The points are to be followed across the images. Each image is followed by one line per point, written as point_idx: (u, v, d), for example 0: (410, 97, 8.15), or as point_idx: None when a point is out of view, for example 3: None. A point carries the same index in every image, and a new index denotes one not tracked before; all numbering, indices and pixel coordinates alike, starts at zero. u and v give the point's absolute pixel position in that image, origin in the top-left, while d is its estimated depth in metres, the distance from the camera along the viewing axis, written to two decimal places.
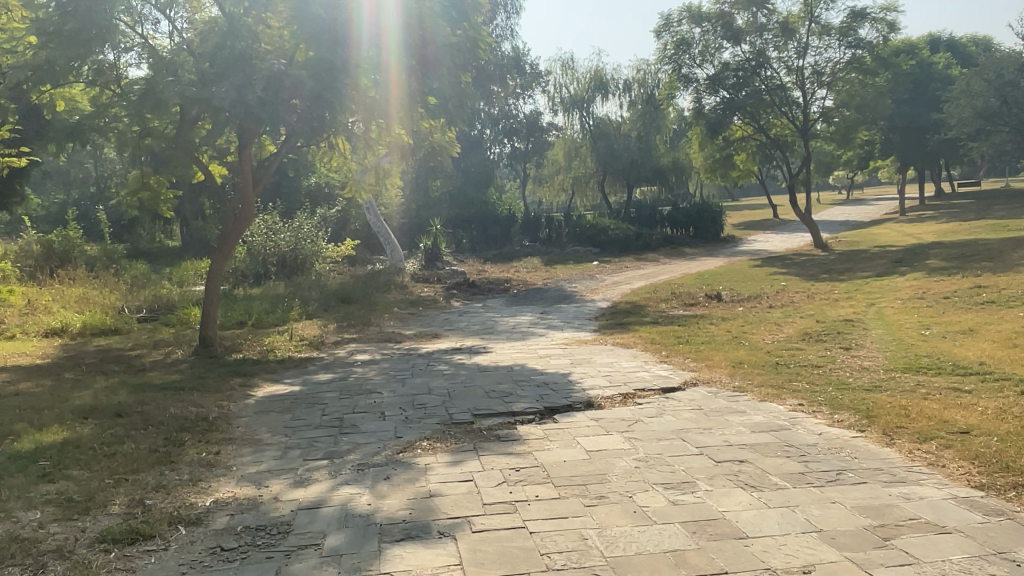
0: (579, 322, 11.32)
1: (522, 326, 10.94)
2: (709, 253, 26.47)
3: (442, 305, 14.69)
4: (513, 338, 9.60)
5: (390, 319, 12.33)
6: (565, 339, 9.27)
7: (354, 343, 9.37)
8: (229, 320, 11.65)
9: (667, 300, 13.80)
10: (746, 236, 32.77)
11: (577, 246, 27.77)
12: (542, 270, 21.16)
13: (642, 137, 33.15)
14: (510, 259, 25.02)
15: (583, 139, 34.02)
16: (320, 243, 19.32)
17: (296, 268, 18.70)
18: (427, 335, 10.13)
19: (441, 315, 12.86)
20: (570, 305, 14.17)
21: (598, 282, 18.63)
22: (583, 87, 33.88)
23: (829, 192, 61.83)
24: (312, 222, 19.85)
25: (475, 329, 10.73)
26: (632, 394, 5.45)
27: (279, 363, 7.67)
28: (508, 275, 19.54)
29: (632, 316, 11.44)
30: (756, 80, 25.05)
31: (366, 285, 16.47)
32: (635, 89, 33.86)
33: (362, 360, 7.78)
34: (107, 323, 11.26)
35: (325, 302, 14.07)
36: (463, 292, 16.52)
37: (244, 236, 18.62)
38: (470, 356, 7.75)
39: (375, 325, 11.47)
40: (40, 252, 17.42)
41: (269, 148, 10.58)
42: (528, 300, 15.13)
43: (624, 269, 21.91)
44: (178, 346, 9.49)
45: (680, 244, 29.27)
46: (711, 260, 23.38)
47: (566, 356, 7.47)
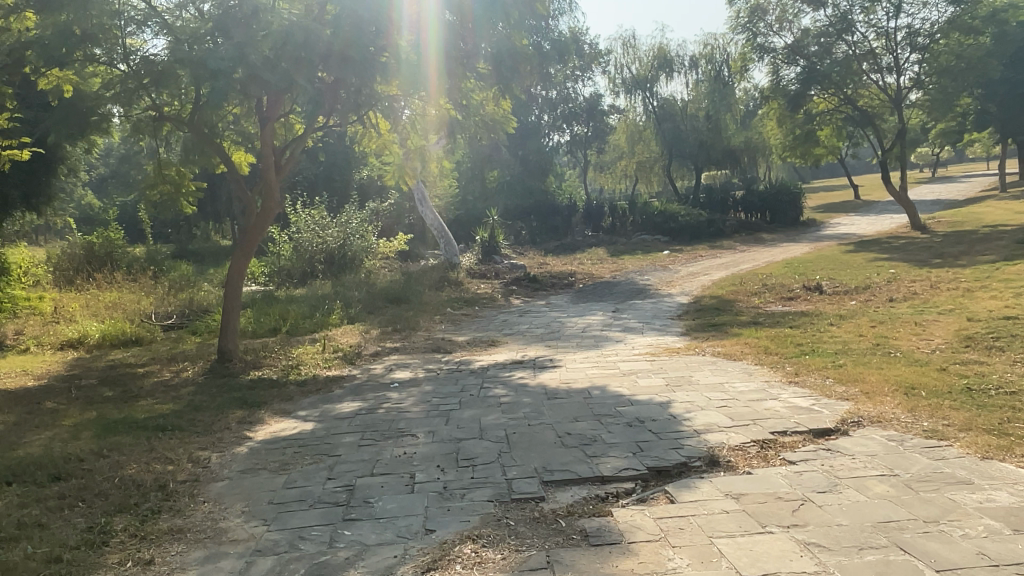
0: (661, 323, 9.60)
1: (595, 329, 9.29)
2: (790, 238, 24.25)
3: (500, 303, 13.14)
4: (585, 345, 7.97)
5: (442, 322, 10.84)
6: (649, 344, 7.59)
7: (396, 355, 7.88)
8: (262, 327, 10.35)
9: (758, 293, 11.93)
10: (828, 218, 30.22)
11: (643, 235, 25.89)
12: (608, 261, 19.43)
13: (711, 117, 30.95)
14: (572, 250, 23.35)
15: (646, 122, 32.01)
16: (369, 238, 18.03)
17: (345, 266, 17.46)
18: (483, 341, 8.59)
19: (499, 316, 11.32)
20: (645, 300, 12.42)
21: (672, 273, 16.79)
22: (646, 67, 31.18)
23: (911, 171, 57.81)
24: (361, 216, 18.58)
25: (538, 334, 9.13)
26: (772, 443, 3.75)
27: (300, 387, 6.21)
28: (572, 268, 17.87)
29: (724, 313, 9.65)
30: (841, 47, 22.58)
31: (417, 283, 15.06)
32: (702, 65, 31.22)
33: (402, 380, 6.27)
34: (127, 333, 10.09)
35: (370, 303, 12.66)
36: (522, 288, 14.94)
37: (291, 232, 17.46)
38: (534, 374, 6.15)
39: (423, 330, 10.01)
40: (82, 255, 16.61)
41: (298, 127, 9.21)
42: (595, 296, 13.43)
43: (699, 258, 19.98)
44: (194, 362, 8.23)
45: (756, 229, 27.02)
46: (796, 246, 21.22)
47: (660, 373, 5.79)
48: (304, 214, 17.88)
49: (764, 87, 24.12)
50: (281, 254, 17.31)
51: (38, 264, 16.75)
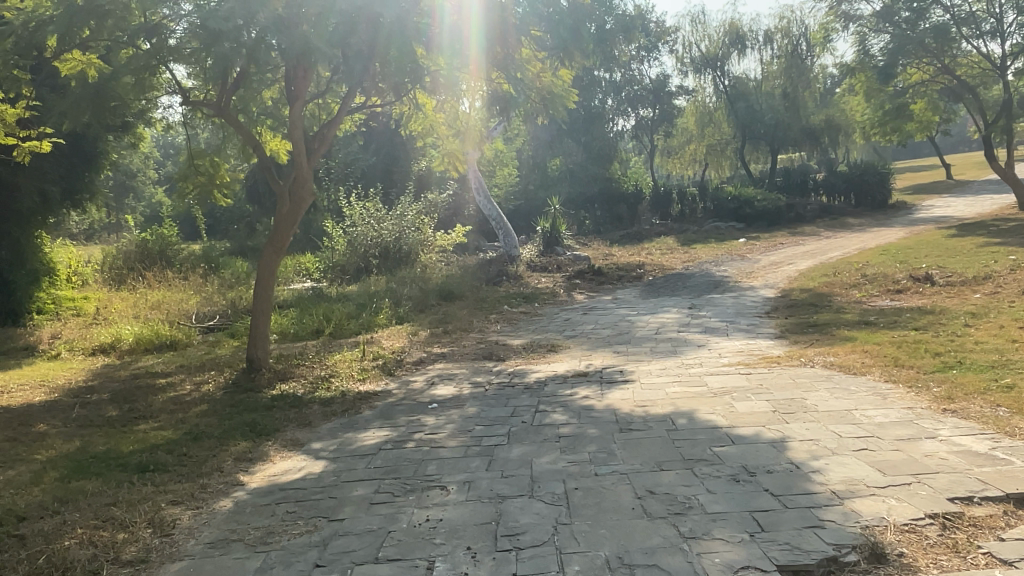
0: (747, 322, 8.31)
1: (672, 329, 8.09)
2: (880, 223, 22.27)
3: (562, 299, 12.04)
4: (663, 350, 6.77)
5: (498, 321, 9.82)
6: (740, 351, 6.34)
7: (442, 363, 6.88)
8: (303, 329, 9.53)
9: (857, 285, 10.46)
10: (919, 200, 27.90)
11: (717, 222, 24.31)
12: (679, 251, 18.09)
13: (789, 95, 29.35)
14: (640, 239, 22.03)
15: (717, 103, 30.61)
16: (426, 230, 17.17)
17: (401, 260, 16.66)
18: (542, 346, 7.49)
19: (561, 314, 10.21)
20: (725, 295, 11.10)
21: (752, 263, 15.35)
22: (716, 44, 29.59)
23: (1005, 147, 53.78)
24: (416, 207, 17.75)
25: (606, 336, 7.97)
26: (958, 521, 2.55)
27: (324, 406, 5.26)
28: (640, 259, 16.60)
29: (824, 311, 8.30)
30: (936, 11, 20.40)
31: (474, 278, 14.11)
32: (778, 39, 29.33)
33: (444, 399, 5.24)
34: (161, 337, 9.41)
35: (421, 300, 11.74)
36: (587, 282, 13.79)
37: (345, 226, 16.78)
38: (603, 391, 5.04)
39: (477, 332, 8.99)
40: (136, 254, 16.34)
41: (333, 107, 8.23)
42: (668, 290, 12.18)
43: (779, 246, 18.41)
44: (222, 371, 7.40)
45: (840, 213, 25.06)
46: (888, 232, 19.36)
47: (764, 394, 4.58)
48: (357, 207, 17.16)
49: (850, 59, 22.16)
50: (334, 249, 16.65)
51: (93, 263, 16.54)
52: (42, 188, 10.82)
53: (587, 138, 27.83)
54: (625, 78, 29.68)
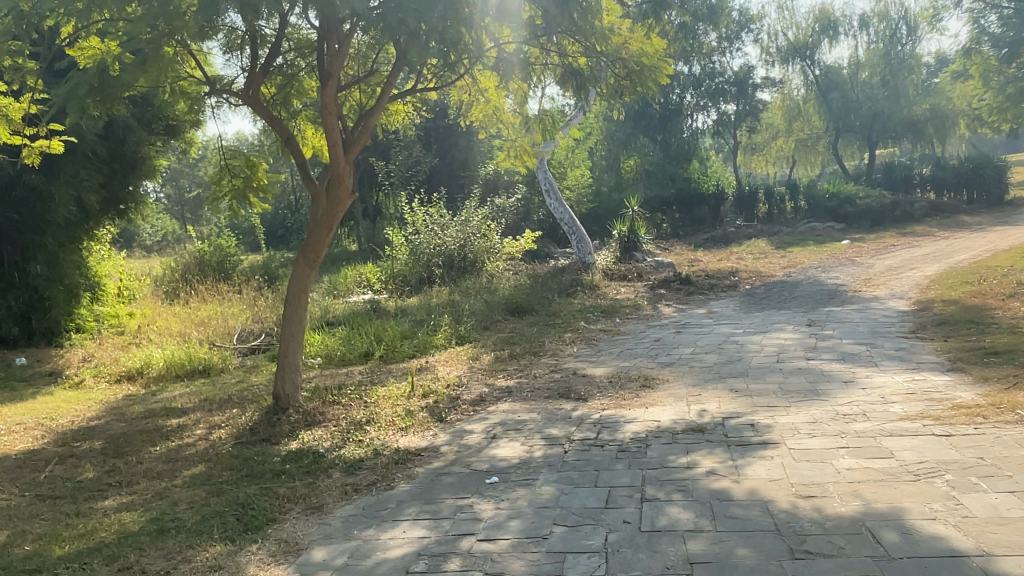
0: (893, 345, 6.56)
1: (797, 356, 6.43)
2: (1002, 220, 19.73)
3: (647, 313, 10.48)
4: (798, 390, 5.13)
5: (577, 341, 8.33)
6: (910, 393, 4.64)
7: (509, 402, 5.43)
8: (350, 351, 8.29)
9: (1016, 294, 8.50)
10: None
11: (812, 223, 22.20)
12: (774, 255, 16.21)
13: (887, 83, 26.91)
14: (726, 243, 20.18)
15: (806, 95, 28.55)
16: (493, 237, 15.88)
17: (467, 269, 15.47)
18: (634, 378, 5.96)
19: (649, 332, 8.67)
20: (845, 308, 9.34)
21: (865, 268, 13.38)
22: (805, 31, 27.38)
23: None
24: (482, 212, 16.50)
25: (712, 365, 6.37)
26: None
27: (347, 474, 3.88)
28: (731, 264, 14.83)
29: (994, 330, 6.49)
30: None
31: (545, 289, 12.71)
32: (875, 24, 26.78)
33: (509, 469, 3.78)
34: (194, 361, 8.33)
35: (485, 316, 10.37)
36: (674, 291, 12.17)
37: (407, 233, 15.67)
38: (738, 463, 3.50)
39: (550, 356, 7.56)
40: (194, 266, 15.69)
41: (378, 90, 6.89)
42: (772, 302, 10.45)
43: (891, 248, 16.29)
44: (245, 407, 6.16)
45: (954, 211, 22.51)
46: (1017, 229, 16.95)
47: (1005, 485, 2.92)
48: (420, 212, 16.02)
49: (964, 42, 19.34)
50: (396, 258, 15.51)
51: (150, 277, 15.91)
52: (78, 194, 9.97)
53: (664, 136, 25.95)
54: (705, 70, 26.90)
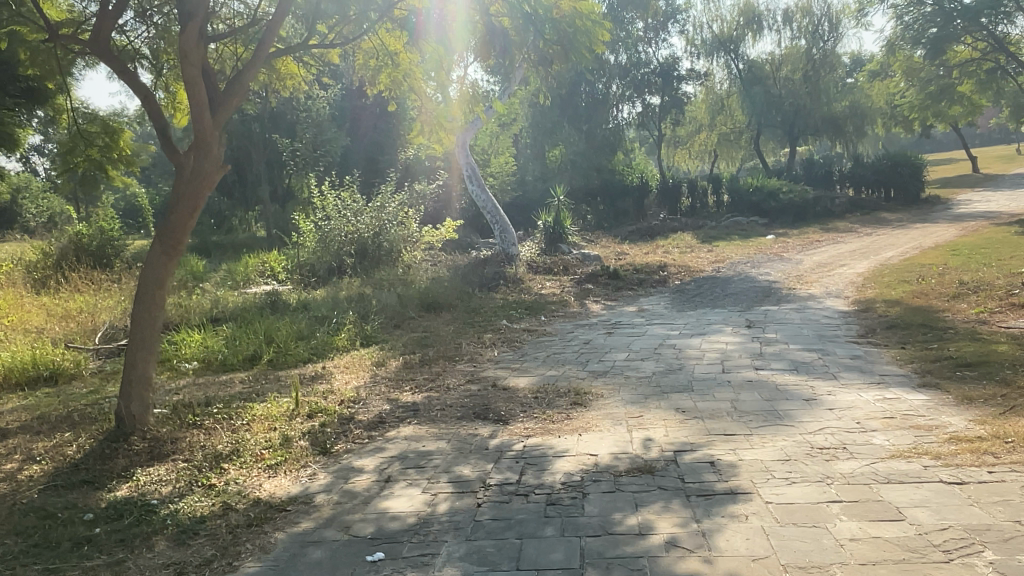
0: (847, 352, 5.91)
1: (746, 365, 5.67)
2: (919, 218, 19.97)
3: (575, 310, 9.67)
4: (757, 409, 4.32)
5: (499, 344, 7.37)
6: (890, 419, 3.89)
7: (413, 425, 4.42)
8: (233, 354, 7.13)
9: (959, 295, 8.08)
10: (952, 194, 25.62)
11: (736, 217, 22.03)
12: (702, 249, 15.74)
13: (808, 79, 27.13)
14: (652, 235, 19.71)
15: (730, 89, 28.57)
16: (410, 225, 14.82)
17: (381, 259, 14.26)
18: (564, 392, 5.05)
19: (578, 333, 7.84)
20: (783, 308, 8.76)
21: (795, 263, 13.00)
22: (730, 25, 27.43)
23: (1005, 132, 52.21)
24: (399, 198, 15.40)
25: (652, 375, 5.54)
26: None
27: (174, 547, 2.83)
28: (659, 258, 14.23)
29: (954, 337, 5.92)
30: None
31: (464, 282, 11.76)
32: (799, 19, 26.79)
33: (401, 534, 2.80)
34: (40, 365, 6.97)
35: (396, 313, 9.28)
36: (602, 287, 11.41)
37: (315, 218, 14.40)
38: (706, 528, 2.63)
39: (467, 362, 6.60)
40: (71, 251, 13.97)
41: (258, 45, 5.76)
42: (706, 299, 9.81)
43: (816, 243, 16.08)
44: (83, 428, 4.98)
45: (872, 209, 22.78)
46: (936, 227, 17.05)
47: None
48: (330, 196, 14.72)
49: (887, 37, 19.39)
50: (303, 246, 14.22)
51: (18, 262, 14.06)
52: None
53: (591, 125, 24.89)
54: (631, 60, 26.09)
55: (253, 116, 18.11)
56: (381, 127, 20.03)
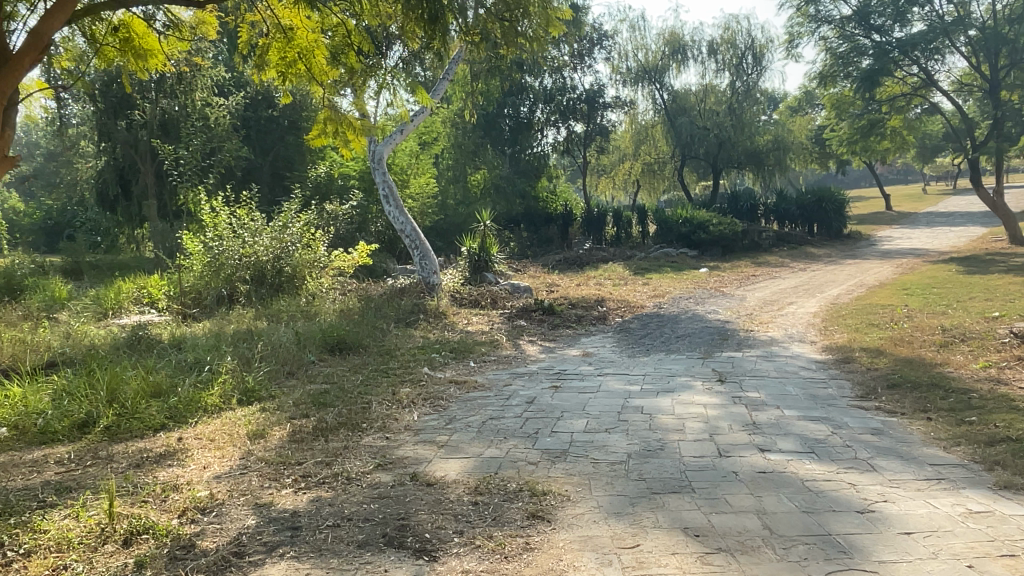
0: (863, 424, 4.69)
1: (745, 443, 4.35)
2: (847, 254, 19.67)
3: (508, 354, 8.22)
4: (803, 532, 2.96)
5: (419, 403, 5.80)
6: (1014, 560, 2.62)
7: (286, 564, 2.87)
8: (60, 419, 5.32)
9: (946, 343, 7.12)
10: (871, 231, 25.80)
11: (665, 248, 21.21)
12: (637, 282, 14.63)
13: (732, 112, 27.04)
14: (580, 265, 18.60)
15: (655, 118, 28.16)
16: (317, 250, 13.14)
17: (282, 287, 12.41)
18: (513, 492, 3.57)
19: (516, 387, 6.38)
20: (749, 355, 7.62)
21: (741, 300, 12.02)
22: (655, 54, 27.26)
23: (901, 172, 55.16)
24: (304, 218, 13.66)
25: (626, 458, 4.13)
26: None
27: None
28: (594, 291, 13.02)
29: (986, 404, 4.81)
30: (916, 14, 17.50)
31: (377, 315, 10.14)
32: (723, 52, 27.28)
33: None
34: None
35: (290, 356, 7.55)
36: (536, 324, 10.04)
37: (204, 239, 12.45)
38: None
39: (379, 432, 5.02)
40: None
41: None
42: (656, 341, 8.58)
43: (754, 279, 15.27)
44: None
45: (799, 244, 22.49)
46: (869, 264, 16.60)
47: None
48: (223, 213, 12.79)
49: (819, 68, 19.26)
50: (189, 270, 12.23)
51: None
52: None
53: (514, 150, 23.94)
54: (557, 83, 24.40)
55: (141, 122, 15.69)
56: (287, 142, 18.41)
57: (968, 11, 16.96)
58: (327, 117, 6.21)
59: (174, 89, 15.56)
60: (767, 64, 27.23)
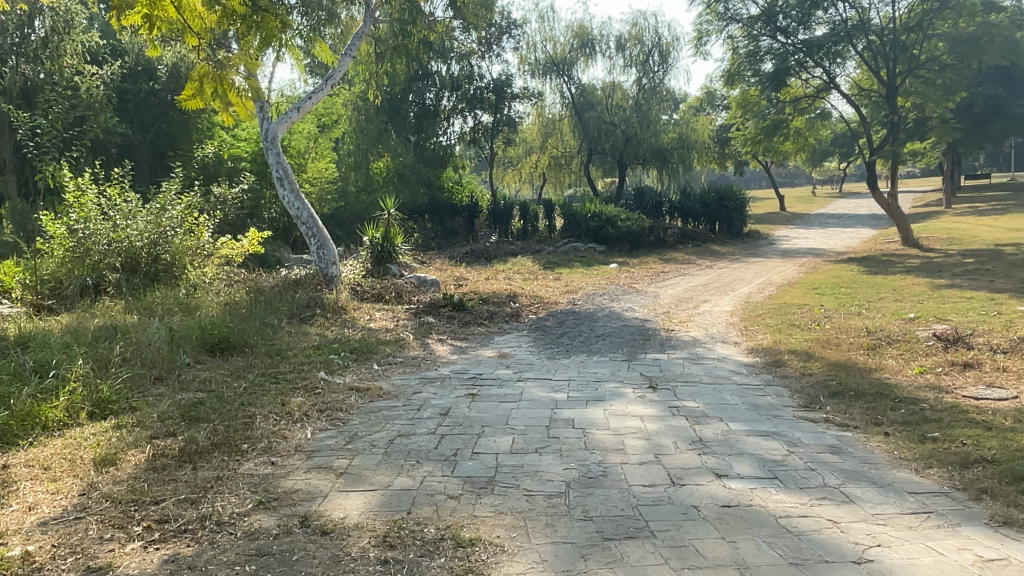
0: (815, 440, 4.24)
1: (697, 466, 3.77)
2: (749, 252, 19.94)
3: (416, 355, 7.43)
4: None
5: (314, 416, 4.96)
6: None
7: None
8: None
9: (873, 347, 6.89)
10: (769, 231, 26.46)
11: (573, 243, 20.86)
12: (549, 276, 14.11)
13: (638, 108, 27.08)
14: (488, 258, 17.94)
15: (563, 111, 27.81)
16: (200, 237, 11.84)
17: (158, 276, 11.11)
18: (431, 542, 2.85)
19: (427, 395, 5.61)
20: (675, 357, 7.15)
21: (655, 297, 11.67)
22: (564, 47, 26.93)
23: (791, 175, 57.74)
24: (186, 200, 12.30)
25: (565, 489, 3.47)
26: None
27: None
28: (505, 285, 12.38)
29: (942, 416, 4.46)
30: (820, 17, 17.78)
31: (267, 310, 9.11)
32: (630, 47, 27.24)
33: None
34: None
35: (160, 357, 6.48)
36: (445, 321, 9.27)
37: (67, 221, 10.91)
38: None
39: (264, 455, 4.17)
40: None
41: None
42: (576, 340, 8.01)
43: (664, 275, 15.06)
44: None
45: (703, 242, 22.70)
46: (773, 263, 16.79)
47: None
48: (89, 192, 11.29)
49: (726, 68, 19.33)
50: (50, 257, 10.70)
51: None
52: None
53: (418, 137, 22.96)
54: (462, 72, 23.19)
55: None
56: (171, 118, 16.59)
57: (868, 17, 17.43)
58: (202, 72, 5.14)
59: (39, 54, 13.80)
60: (673, 62, 27.40)
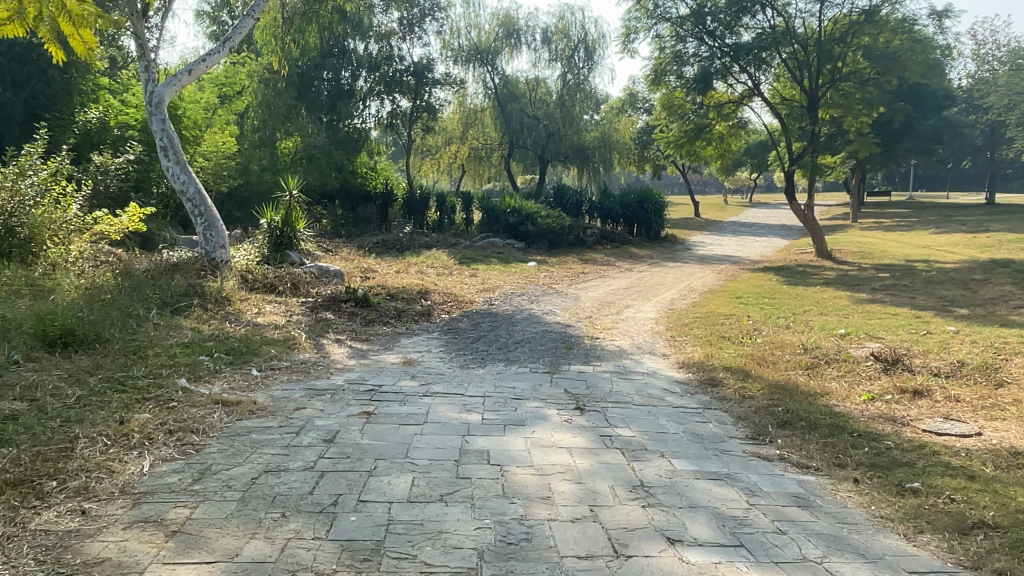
0: (778, 486, 3.54)
1: (643, 525, 2.98)
2: (668, 256, 19.65)
3: (307, 358, 6.39)
4: None
5: (158, 441, 3.92)
6: None
7: None
8: None
9: (813, 366, 6.36)
10: (686, 236, 26.43)
11: (491, 238, 20.02)
12: (464, 272, 13.21)
13: (562, 104, 26.53)
14: (400, 250, 16.87)
15: (485, 102, 26.93)
16: (68, 209, 10.28)
17: (11, 253, 9.51)
18: None
19: (310, 413, 4.62)
20: (601, 370, 6.39)
21: (576, 300, 10.97)
22: (489, 35, 26.06)
23: (705, 183, 58.87)
24: (53, 167, 10.68)
25: (477, 564, 2.60)
26: None
27: None
28: (416, 280, 11.40)
29: (912, 459, 3.86)
30: (747, 22, 17.57)
31: (134, 298, 7.83)
32: (556, 41, 26.65)
33: None
34: None
35: None
36: (345, 318, 8.24)
37: None
38: None
39: (78, 502, 3.12)
40: None
41: None
42: (490, 347, 7.16)
43: (584, 277, 14.43)
44: None
45: (621, 244, 22.33)
46: (693, 269, 16.48)
47: None
48: None
49: (652, 68, 18.90)
50: None
51: None
52: None
53: (330, 118, 21.58)
54: (381, 52, 22.01)
55: None
56: (48, 76, 14.27)
57: (793, 26, 17.37)
58: None
59: None
60: (598, 60, 27.04)
